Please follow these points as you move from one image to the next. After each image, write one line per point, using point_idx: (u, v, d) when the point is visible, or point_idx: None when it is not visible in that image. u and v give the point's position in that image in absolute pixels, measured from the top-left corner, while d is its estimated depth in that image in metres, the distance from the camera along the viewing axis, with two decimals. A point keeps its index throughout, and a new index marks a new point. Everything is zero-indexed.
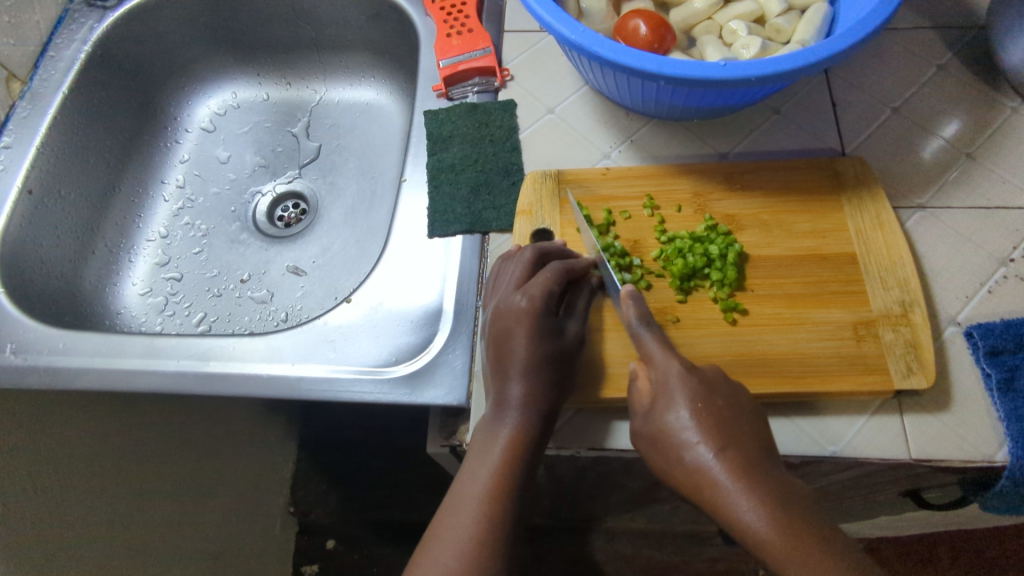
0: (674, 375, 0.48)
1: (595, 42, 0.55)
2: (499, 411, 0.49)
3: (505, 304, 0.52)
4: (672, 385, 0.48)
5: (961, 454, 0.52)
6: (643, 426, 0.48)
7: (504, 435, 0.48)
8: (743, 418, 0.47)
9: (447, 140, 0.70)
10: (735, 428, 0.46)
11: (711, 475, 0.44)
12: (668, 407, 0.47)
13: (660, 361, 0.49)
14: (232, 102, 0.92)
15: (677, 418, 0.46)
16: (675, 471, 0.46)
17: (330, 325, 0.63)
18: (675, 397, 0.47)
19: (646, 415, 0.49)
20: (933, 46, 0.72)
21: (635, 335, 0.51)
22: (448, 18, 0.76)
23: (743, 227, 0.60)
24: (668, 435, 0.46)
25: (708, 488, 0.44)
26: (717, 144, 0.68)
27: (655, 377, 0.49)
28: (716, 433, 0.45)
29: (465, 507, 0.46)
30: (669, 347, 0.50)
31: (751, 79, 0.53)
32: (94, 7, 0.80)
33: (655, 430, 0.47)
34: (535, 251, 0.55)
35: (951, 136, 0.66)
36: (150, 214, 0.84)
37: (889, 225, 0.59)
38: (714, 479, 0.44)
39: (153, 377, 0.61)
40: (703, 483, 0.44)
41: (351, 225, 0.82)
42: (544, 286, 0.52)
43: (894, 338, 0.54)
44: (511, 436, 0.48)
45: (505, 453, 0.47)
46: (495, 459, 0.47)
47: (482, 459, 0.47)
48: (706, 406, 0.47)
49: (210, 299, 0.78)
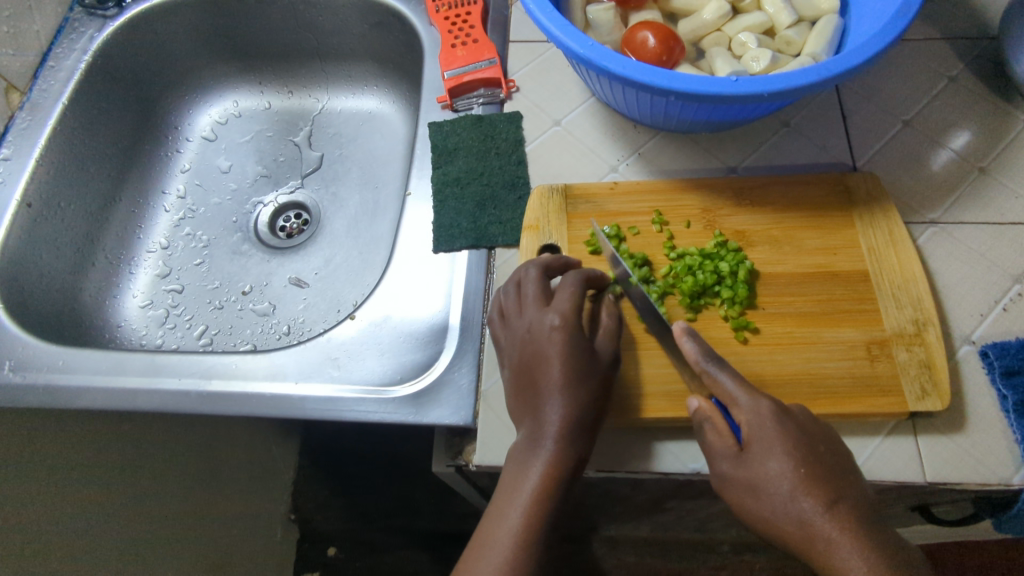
0: (768, 418, 0.46)
1: (605, 56, 0.54)
2: (535, 440, 0.47)
3: (536, 323, 0.50)
4: (770, 430, 0.46)
5: (978, 477, 0.51)
6: (734, 470, 0.46)
7: (538, 467, 0.46)
8: (841, 469, 0.46)
9: (453, 152, 0.69)
10: (838, 481, 0.45)
11: (820, 529, 0.42)
12: (767, 454, 0.45)
13: (746, 403, 0.47)
14: (234, 111, 0.91)
15: (780, 467, 0.44)
16: (777, 523, 0.44)
17: (334, 342, 0.62)
18: (774, 444, 0.45)
19: (737, 460, 0.46)
20: (944, 57, 0.71)
21: (705, 373, 0.49)
22: (452, 28, 0.75)
23: (754, 244, 0.60)
24: (768, 483, 0.44)
25: (818, 544, 0.42)
26: (726, 157, 0.67)
27: (742, 419, 0.47)
28: (821, 485, 0.44)
29: (491, 549, 0.44)
30: (748, 386, 0.48)
31: (765, 95, 0.52)
32: (95, 16, 0.79)
33: (752, 476, 0.45)
34: (540, 269, 0.54)
35: (961, 148, 0.66)
36: (152, 225, 0.83)
37: (902, 242, 0.58)
38: (825, 534, 0.42)
39: (155, 396, 0.60)
40: (811, 537, 0.43)
41: (354, 236, 0.81)
42: (572, 302, 0.51)
43: (907, 358, 0.54)
44: (547, 467, 0.46)
45: (539, 488, 0.45)
46: (527, 495, 0.45)
47: (512, 497, 0.46)
48: (807, 455, 0.45)
49: (212, 312, 0.77)
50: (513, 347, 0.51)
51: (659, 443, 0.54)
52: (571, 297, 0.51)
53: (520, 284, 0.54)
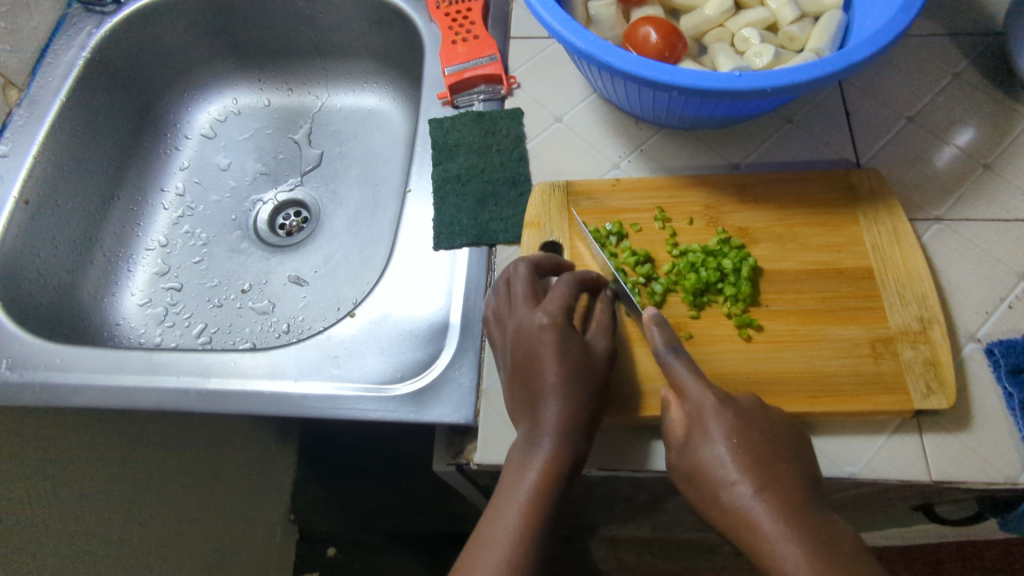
0: (707, 407, 0.46)
1: (606, 50, 0.54)
2: (533, 439, 0.47)
3: (525, 323, 0.50)
4: (708, 420, 0.46)
5: (984, 476, 0.51)
6: (678, 459, 0.47)
7: (537, 464, 0.45)
8: (785, 456, 0.45)
9: (453, 149, 0.68)
10: (775, 465, 0.44)
11: (752, 517, 0.42)
12: (704, 443, 0.45)
13: (690, 390, 0.47)
14: (233, 109, 0.91)
15: (715, 456, 0.45)
16: (717, 511, 0.44)
17: (334, 340, 0.61)
18: (710, 433, 0.45)
19: (681, 449, 0.47)
20: (948, 53, 0.70)
21: (661, 361, 0.49)
22: (453, 24, 0.74)
23: (757, 241, 0.59)
24: (706, 471, 0.45)
25: (750, 532, 0.42)
26: (729, 154, 0.67)
27: (687, 408, 0.47)
28: (755, 472, 0.44)
29: (489, 547, 0.43)
30: (698, 375, 0.48)
31: (767, 90, 0.52)
32: (93, 12, 0.79)
33: (692, 466, 0.46)
34: (529, 266, 0.54)
35: (965, 144, 0.65)
36: (150, 222, 0.82)
37: (906, 238, 0.58)
38: (755, 521, 0.42)
39: (153, 395, 0.59)
40: (744, 525, 0.42)
41: (354, 234, 0.81)
42: (562, 301, 0.51)
43: (913, 356, 0.53)
44: (544, 465, 0.45)
45: (538, 485, 0.45)
46: (527, 493, 0.44)
47: (511, 495, 0.45)
48: (745, 442, 0.45)
49: (210, 310, 0.77)
50: (506, 347, 0.51)
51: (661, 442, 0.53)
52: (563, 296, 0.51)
53: (510, 283, 0.54)
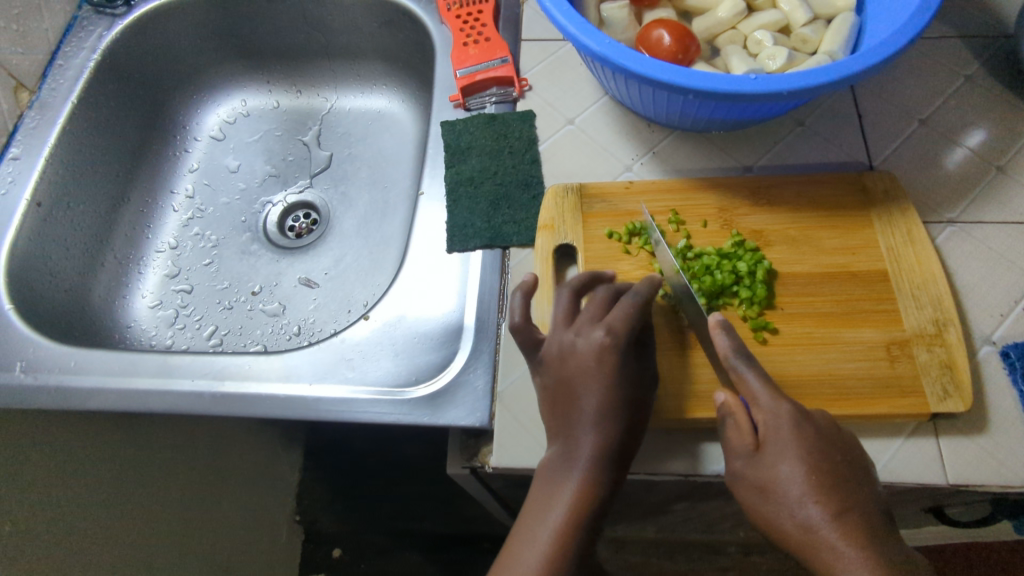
0: (786, 421, 0.46)
1: (622, 53, 0.54)
2: (570, 460, 0.47)
3: (585, 341, 0.49)
4: (786, 434, 0.45)
5: (1000, 479, 0.51)
6: (747, 469, 0.46)
7: (572, 486, 0.45)
8: (857, 478, 0.45)
9: (465, 151, 0.68)
10: (849, 487, 0.44)
11: (825, 538, 0.42)
12: (779, 457, 0.45)
13: (766, 403, 0.47)
14: (242, 110, 0.91)
15: (791, 472, 0.44)
16: (785, 528, 0.44)
17: (347, 342, 0.61)
18: (788, 449, 0.45)
19: (751, 459, 0.46)
20: (960, 56, 0.70)
21: (732, 368, 0.49)
22: (464, 26, 0.74)
23: (771, 243, 0.59)
24: (779, 486, 0.44)
25: (822, 553, 0.41)
26: (742, 156, 0.67)
27: (761, 420, 0.47)
28: (832, 493, 0.43)
29: (518, 563, 0.44)
30: (773, 387, 0.47)
31: (784, 93, 0.52)
32: (103, 14, 0.79)
33: (763, 478, 0.45)
34: (607, 291, 0.52)
35: (976, 146, 0.65)
36: (160, 224, 0.82)
37: (920, 241, 0.58)
38: (829, 542, 0.41)
39: (166, 398, 0.59)
40: (817, 544, 0.42)
41: (364, 236, 0.81)
42: (630, 327, 0.49)
43: (929, 358, 0.53)
44: (582, 489, 0.45)
45: (572, 507, 0.45)
46: (560, 513, 0.45)
47: (544, 514, 0.45)
48: (821, 461, 0.45)
49: (221, 312, 0.77)
50: (553, 362, 0.50)
51: (677, 445, 0.54)
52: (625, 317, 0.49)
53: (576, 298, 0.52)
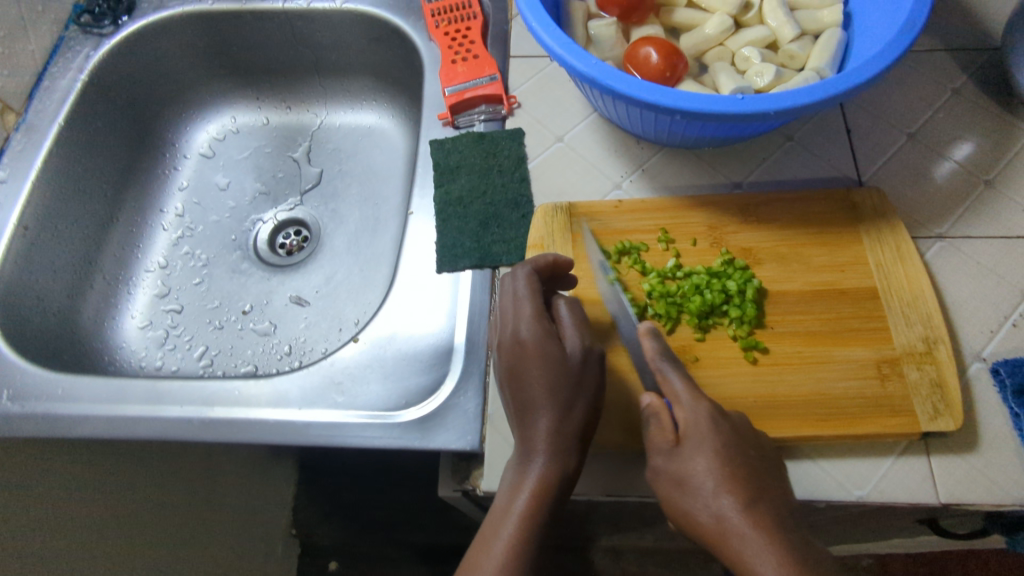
0: (704, 416, 0.46)
1: (608, 74, 0.54)
2: (525, 456, 0.47)
3: (508, 342, 0.51)
4: (704, 429, 0.46)
5: (992, 497, 0.51)
6: (665, 463, 0.46)
7: (529, 482, 0.46)
8: (769, 475, 0.45)
9: (454, 170, 0.68)
10: (763, 482, 0.44)
11: (735, 527, 0.41)
12: (697, 450, 0.45)
13: (688, 401, 0.47)
14: (231, 128, 0.90)
15: (706, 464, 0.44)
16: (698, 519, 0.43)
17: (337, 365, 0.61)
18: (704, 442, 0.45)
19: (670, 454, 0.46)
20: (948, 69, 0.71)
21: (658, 369, 0.49)
22: (452, 44, 0.74)
23: (761, 261, 0.59)
24: (691, 478, 0.44)
25: (733, 541, 0.41)
26: (731, 173, 0.67)
27: (682, 416, 0.47)
28: (745, 484, 0.43)
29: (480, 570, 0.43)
30: (694, 388, 0.48)
31: (770, 114, 0.52)
32: (91, 34, 0.78)
33: (680, 471, 0.45)
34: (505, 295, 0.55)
35: (963, 159, 0.65)
36: (149, 244, 0.82)
37: (909, 258, 0.58)
38: (738, 530, 0.41)
39: (155, 425, 0.58)
40: (727, 533, 0.41)
41: (355, 253, 0.81)
42: (538, 314, 0.52)
43: (919, 377, 0.53)
44: (536, 486, 0.45)
45: (531, 504, 0.45)
46: (520, 512, 0.45)
47: (503, 517, 0.45)
48: (735, 455, 0.45)
49: (211, 333, 0.77)
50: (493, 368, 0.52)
51: None
52: (533, 294, 0.52)
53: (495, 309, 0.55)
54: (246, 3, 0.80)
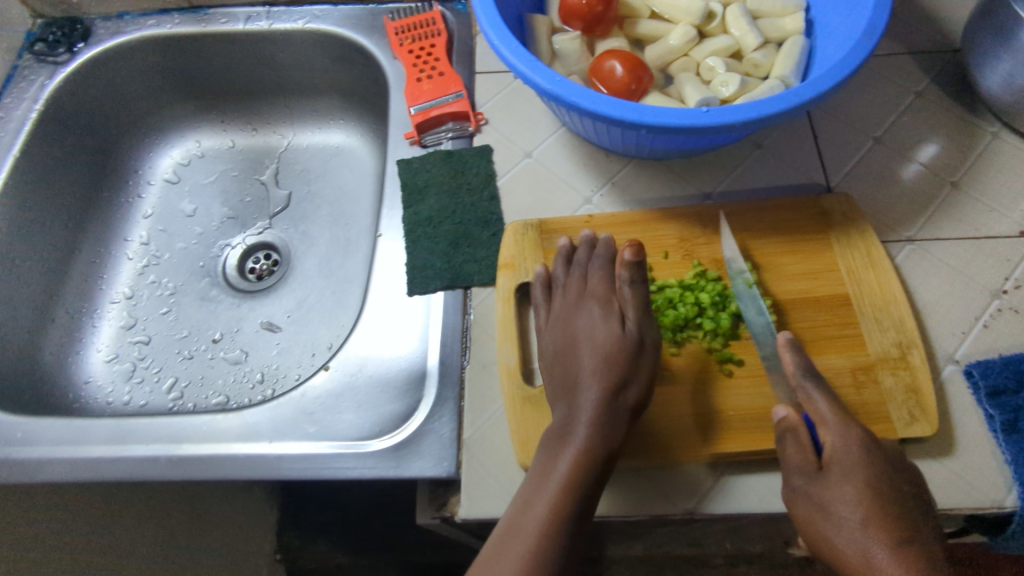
0: (854, 444, 0.46)
1: (571, 91, 0.53)
2: (568, 428, 0.48)
3: (570, 322, 0.54)
4: (855, 459, 0.46)
5: (970, 501, 0.51)
6: (806, 486, 0.46)
7: (570, 454, 0.46)
8: (920, 509, 0.45)
9: (422, 190, 0.67)
10: (912, 517, 0.44)
11: (882, 562, 0.42)
12: (845, 480, 0.45)
13: (835, 425, 0.47)
14: (196, 152, 0.88)
15: (855, 497, 0.45)
16: (840, 548, 0.44)
17: (308, 396, 0.60)
18: (855, 473, 0.45)
19: (812, 477, 0.46)
20: (910, 72, 0.71)
21: (800, 387, 0.49)
22: (417, 62, 0.73)
23: (733, 272, 0.59)
24: (836, 508, 0.45)
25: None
26: (701, 183, 0.66)
27: (828, 440, 0.47)
28: (895, 523, 0.44)
29: (518, 537, 0.43)
30: (843, 412, 0.48)
31: (735, 125, 0.51)
32: (45, 63, 0.77)
33: (823, 497, 0.45)
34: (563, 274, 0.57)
35: (930, 161, 0.66)
36: (114, 274, 0.80)
37: (880, 263, 0.58)
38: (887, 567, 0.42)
39: (120, 465, 0.57)
40: (872, 568, 0.42)
41: (326, 275, 0.79)
42: (602, 297, 0.54)
43: (894, 384, 0.53)
44: (577, 455, 0.46)
45: (570, 474, 0.45)
46: (559, 480, 0.45)
47: (542, 485, 0.46)
48: (886, 488, 0.45)
49: (181, 363, 0.75)
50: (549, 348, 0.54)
51: (650, 486, 0.53)
52: (600, 281, 0.55)
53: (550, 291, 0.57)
54: (206, 26, 0.79)
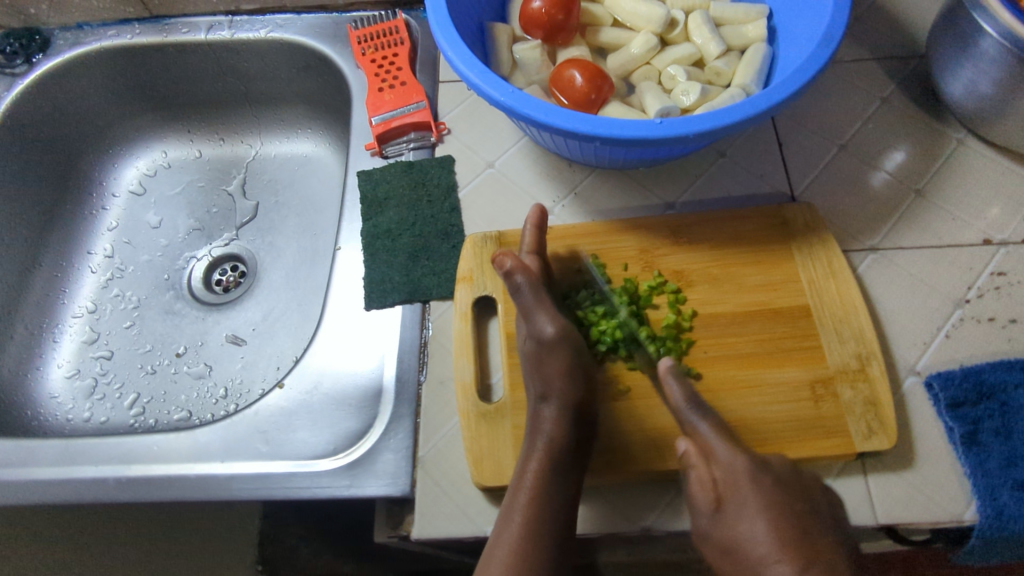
0: (743, 475, 0.48)
1: (526, 103, 0.52)
2: (528, 453, 0.50)
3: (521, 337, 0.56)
4: (744, 491, 0.47)
5: (929, 516, 0.50)
6: (710, 529, 0.48)
7: (528, 480, 0.49)
8: (820, 520, 0.47)
9: (382, 202, 0.66)
10: (812, 537, 0.46)
11: None
12: (741, 517, 0.47)
13: (723, 458, 0.48)
14: (162, 162, 0.87)
15: (754, 531, 0.47)
16: None
17: (262, 414, 0.59)
18: (748, 506, 0.47)
19: (712, 519, 0.48)
20: (877, 79, 0.71)
21: (686, 419, 0.49)
22: (379, 71, 0.73)
23: (692, 284, 0.58)
24: (741, 548, 0.47)
25: None
26: (664, 193, 0.66)
27: (717, 475, 0.48)
28: (795, 549, 0.46)
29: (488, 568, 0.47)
30: (728, 438, 0.48)
31: (690, 136, 0.51)
32: (2, 75, 0.76)
33: (726, 538, 0.47)
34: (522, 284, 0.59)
35: (897, 170, 0.65)
36: (76, 288, 0.79)
37: (841, 272, 0.58)
38: None
39: (70, 487, 0.56)
40: None
41: (292, 287, 0.78)
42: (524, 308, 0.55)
43: (853, 396, 0.52)
44: (532, 482, 0.48)
45: (530, 502, 0.48)
46: (521, 508, 0.48)
47: (509, 514, 0.48)
48: (782, 512, 0.47)
49: (144, 378, 0.74)
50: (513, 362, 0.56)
51: (608, 505, 0.52)
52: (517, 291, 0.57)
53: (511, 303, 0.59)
54: (168, 36, 0.79)
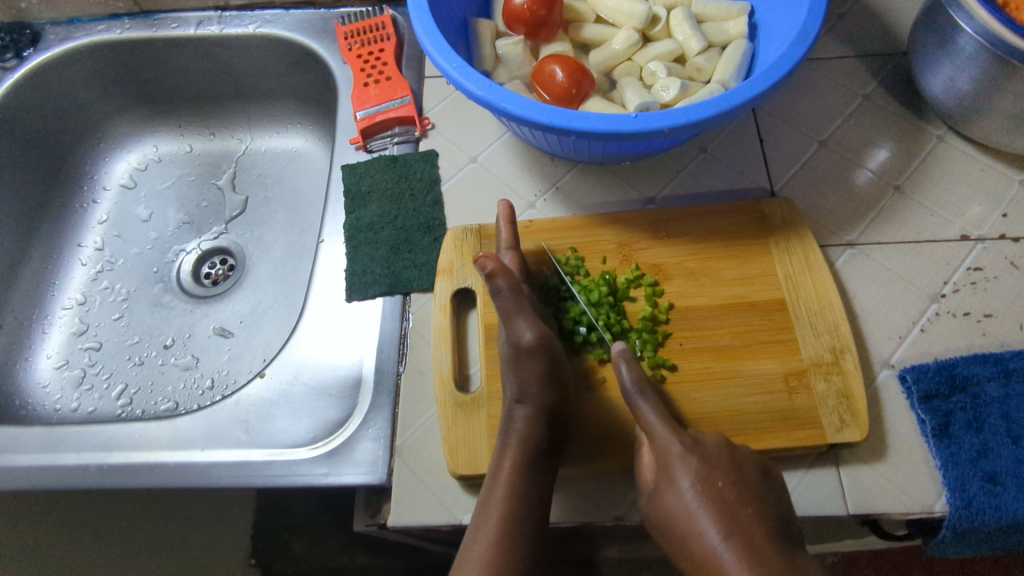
0: (673, 454, 0.48)
1: (503, 97, 0.53)
2: (502, 451, 0.50)
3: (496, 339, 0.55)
4: (673, 467, 0.48)
5: (900, 506, 0.51)
6: (649, 503, 0.50)
7: (502, 477, 0.49)
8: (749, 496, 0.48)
9: (365, 196, 0.67)
10: (738, 511, 0.47)
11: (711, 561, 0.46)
12: (671, 490, 0.48)
13: (659, 436, 0.49)
14: (153, 156, 0.88)
15: (682, 504, 0.48)
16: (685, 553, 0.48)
17: (242, 403, 0.60)
18: (676, 479, 0.48)
19: (650, 494, 0.50)
20: (859, 76, 0.71)
21: (631, 401, 0.50)
22: (365, 66, 0.73)
23: (670, 277, 0.58)
24: (674, 519, 0.48)
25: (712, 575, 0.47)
26: (644, 188, 0.66)
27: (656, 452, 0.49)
28: (724, 521, 0.47)
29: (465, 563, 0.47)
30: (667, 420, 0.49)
31: (665, 131, 0.51)
32: None
33: (661, 512, 0.49)
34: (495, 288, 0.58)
35: (877, 166, 0.66)
36: (66, 280, 0.80)
37: (818, 267, 0.58)
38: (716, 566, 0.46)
39: (52, 474, 0.56)
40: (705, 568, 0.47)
41: (280, 281, 0.79)
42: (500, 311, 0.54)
43: (826, 389, 0.53)
44: (508, 478, 0.48)
45: (505, 498, 0.48)
46: (497, 504, 0.48)
47: (484, 510, 0.49)
48: (709, 486, 0.48)
49: (131, 369, 0.75)
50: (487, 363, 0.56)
51: (582, 495, 0.53)
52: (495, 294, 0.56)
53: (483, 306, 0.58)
54: (157, 31, 0.80)
